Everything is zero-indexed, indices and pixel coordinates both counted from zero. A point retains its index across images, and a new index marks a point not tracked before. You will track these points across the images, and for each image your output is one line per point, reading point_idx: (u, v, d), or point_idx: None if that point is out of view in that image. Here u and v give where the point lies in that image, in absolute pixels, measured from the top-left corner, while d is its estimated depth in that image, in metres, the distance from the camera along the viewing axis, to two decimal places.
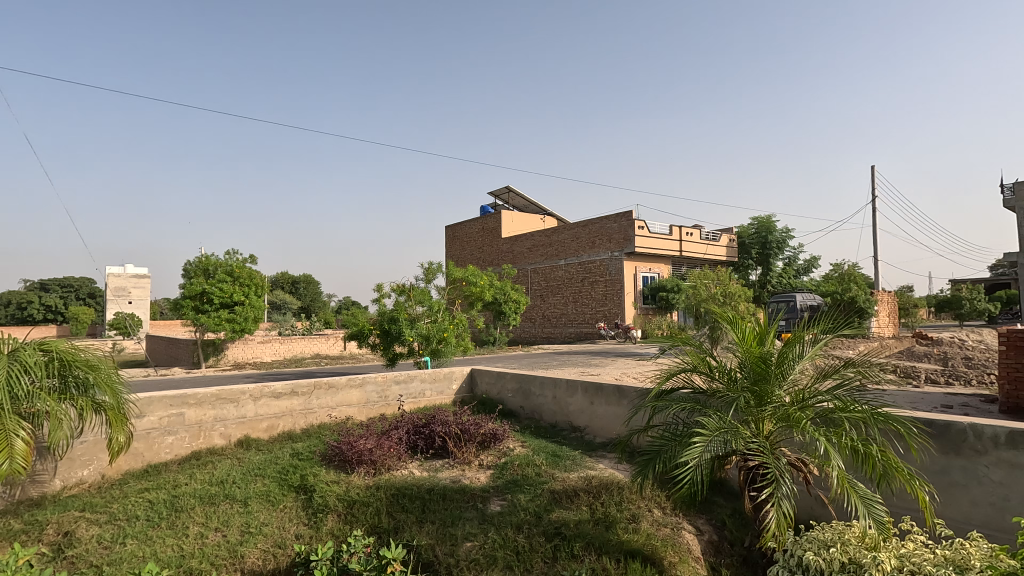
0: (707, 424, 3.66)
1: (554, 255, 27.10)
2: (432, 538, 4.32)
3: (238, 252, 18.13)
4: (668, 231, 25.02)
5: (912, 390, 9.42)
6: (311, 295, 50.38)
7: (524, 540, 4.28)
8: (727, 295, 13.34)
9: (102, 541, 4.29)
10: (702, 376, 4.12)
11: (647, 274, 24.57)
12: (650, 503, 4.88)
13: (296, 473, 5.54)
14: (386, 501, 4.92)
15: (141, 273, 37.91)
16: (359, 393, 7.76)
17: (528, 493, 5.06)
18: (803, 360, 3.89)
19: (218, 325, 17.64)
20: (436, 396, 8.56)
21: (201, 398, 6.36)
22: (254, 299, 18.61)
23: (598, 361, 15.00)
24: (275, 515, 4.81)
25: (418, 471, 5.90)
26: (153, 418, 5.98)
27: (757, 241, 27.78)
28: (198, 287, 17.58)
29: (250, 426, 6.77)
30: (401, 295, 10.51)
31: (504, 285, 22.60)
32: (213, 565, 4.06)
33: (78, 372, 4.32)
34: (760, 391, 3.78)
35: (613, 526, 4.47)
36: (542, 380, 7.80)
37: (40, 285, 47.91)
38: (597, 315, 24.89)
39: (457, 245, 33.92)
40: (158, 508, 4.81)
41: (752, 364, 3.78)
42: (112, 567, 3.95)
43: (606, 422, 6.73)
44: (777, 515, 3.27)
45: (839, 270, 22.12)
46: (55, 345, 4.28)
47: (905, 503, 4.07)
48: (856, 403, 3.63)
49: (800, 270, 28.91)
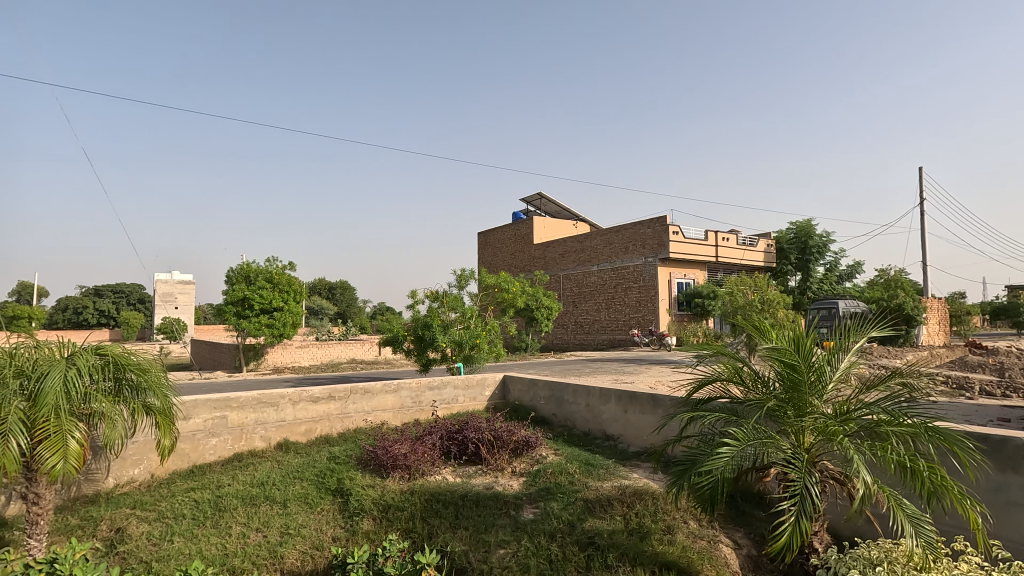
0: (737, 434, 3.58)
1: (586, 260, 27.01)
2: (466, 544, 4.35)
3: (278, 258, 18.79)
4: (703, 236, 24.60)
5: (964, 402, 8.97)
6: (347, 301, 51.96)
7: (558, 549, 4.25)
8: (765, 301, 13.01)
9: (151, 538, 4.47)
10: (738, 386, 4.03)
11: (681, 280, 24.17)
12: (685, 514, 4.78)
13: (333, 477, 5.67)
14: (420, 506, 4.98)
15: (186, 280, 39.31)
16: (394, 398, 7.87)
17: (562, 502, 5.05)
18: (844, 369, 3.79)
19: (258, 330, 18.27)
20: (468, 403, 8.59)
21: (243, 401, 6.57)
22: (292, 305, 19.20)
23: (632, 368, 14.85)
24: (312, 517, 4.93)
25: (451, 477, 5.96)
26: (198, 420, 6.22)
27: (796, 245, 26.96)
28: (240, 293, 18.26)
29: (289, 429, 6.96)
30: (435, 302, 10.64)
31: (537, 291, 22.64)
32: (254, 564, 4.17)
33: (131, 375, 4.48)
34: (796, 402, 3.66)
35: (647, 537, 4.41)
36: (575, 388, 7.77)
37: (94, 291, 50.47)
38: (631, 322, 24.61)
39: (488, 251, 34.14)
40: (203, 508, 5.00)
41: (788, 373, 3.67)
42: (160, 563, 4.10)
43: (640, 431, 6.66)
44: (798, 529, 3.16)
45: (884, 277, 21.29)
46: (110, 348, 4.42)
47: (957, 522, 3.90)
48: (905, 416, 3.46)
49: (843, 276, 27.93)
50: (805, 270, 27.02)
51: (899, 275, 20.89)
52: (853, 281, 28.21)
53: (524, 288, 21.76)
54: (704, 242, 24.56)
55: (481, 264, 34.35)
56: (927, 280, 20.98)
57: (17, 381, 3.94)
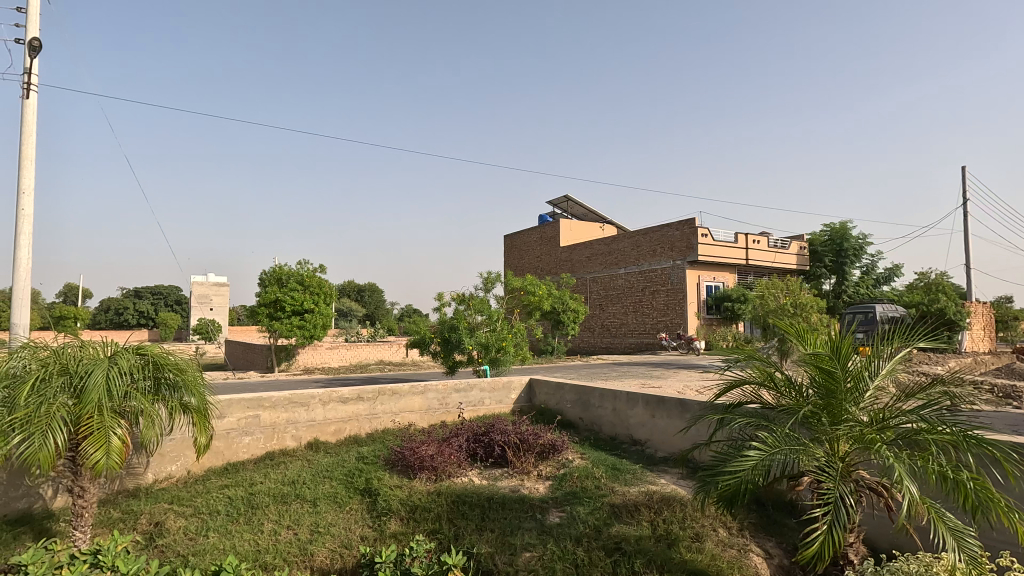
0: (767, 439, 3.50)
1: (613, 263, 26.82)
2: (491, 546, 4.36)
3: (309, 261, 19.20)
4: (732, 238, 24.18)
5: (1010, 412, 8.58)
6: (376, 303, 52.74)
7: (584, 554, 4.23)
8: (797, 305, 12.69)
9: (188, 533, 4.62)
10: (770, 391, 3.96)
11: (711, 282, 23.75)
12: (714, 522, 4.70)
13: (362, 477, 5.76)
14: (447, 508, 5.02)
15: (221, 282, 40.38)
16: (420, 400, 7.95)
17: (588, 506, 5.02)
18: (883, 376, 3.68)
19: (290, 331, 18.71)
20: (494, 405, 8.61)
21: (275, 401, 6.73)
22: (322, 306, 19.58)
23: (659, 373, 14.67)
24: (341, 516, 5.01)
25: (477, 478, 5.98)
26: (232, 419, 6.40)
27: (830, 248, 26.24)
28: (272, 296, 18.72)
29: (319, 429, 7.09)
30: (461, 304, 10.71)
31: (563, 294, 22.56)
32: (285, 561, 4.25)
33: (169, 374, 4.62)
34: (831, 409, 3.55)
35: (675, 544, 4.35)
36: (601, 391, 7.72)
37: (134, 292, 52.35)
38: (658, 325, 24.32)
39: (515, 254, 34.22)
40: (237, 504, 5.14)
41: (822, 379, 3.58)
42: (196, 556, 4.22)
43: (668, 436, 6.57)
44: (828, 536, 3.08)
45: (924, 280, 20.56)
46: (150, 349, 4.58)
47: (1004, 537, 3.74)
48: (945, 424, 3.33)
49: (880, 279, 27.06)
50: (840, 273, 26.25)
51: (941, 278, 20.12)
52: (891, 284, 27.31)
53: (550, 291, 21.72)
54: (734, 245, 24.14)
55: (507, 267, 34.45)
56: (971, 284, 20.14)
57: (63, 378, 4.12)
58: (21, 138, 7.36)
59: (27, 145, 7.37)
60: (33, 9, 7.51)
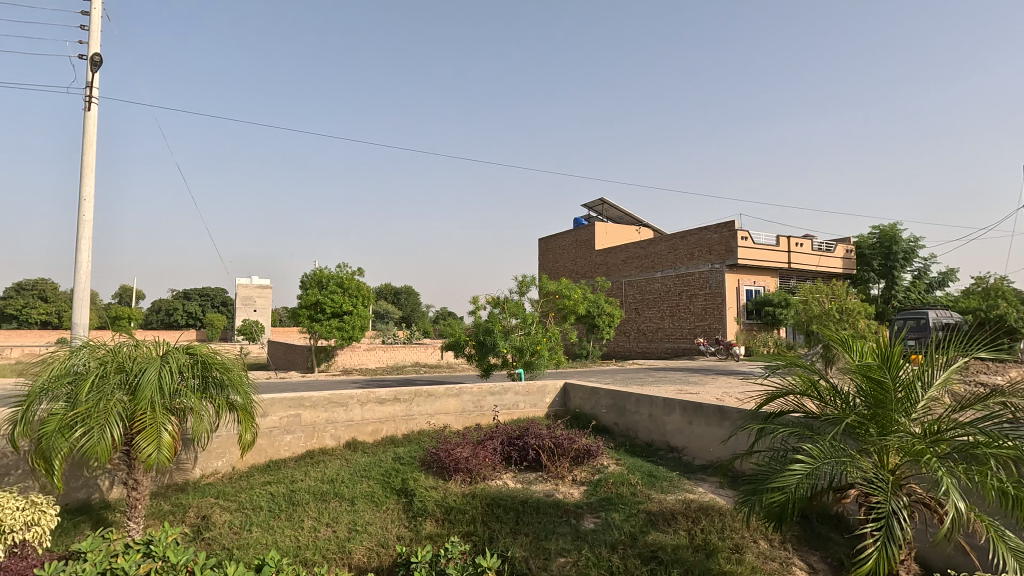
0: (812, 451, 3.39)
1: (650, 267, 26.45)
2: (526, 550, 4.35)
3: (348, 264, 19.65)
4: (774, 241, 23.51)
5: None
6: (411, 305, 53.53)
7: (619, 561, 4.19)
8: (843, 311, 12.24)
9: (232, 527, 4.78)
10: (813, 401, 3.83)
11: (751, 286, 23.13)
12: (754, 533, 4.58)
13: (398, 477, 5.85)
14: (482, 510, 5.05)
15: (264, 284, 41.73)
16: (455, 402, 8.03)
17: (623, 513, 4.97)
18: (938, 386, 3.50)
19: (330, 333, 19.18)
20: (529, 409, 8.60)
21: (315, 401, 6.90)
22: (361, 309, 19.99)
23: (697, 379, 14.38)
24: (378, 515, 5.10)
25: (511, 482, 5.99)
26: (275, 417, 6.61)
27: (879, 251, 25.20)
28: (313, 298, 19.24)
29: (357, 429, 7.23)
30: (496, 308, 10.76)
31: (598, 298, 22.39)
32: (325, 557, 4.35)
33: (216, 373, 4.80)
34: (879, 419, 3.43)
35: (714, 554, 4.25)
36: (637, 397, 7.62)
37: (184, 294, 54.61)
38: (696, 330, 23.83)
39: (550, 257, 34.17)
40: (278, 501, 5.30)
41: (871, 390, 3.44)
42: (241, 550, 4.38)
43: (706, 443, 6.44)
44: (882, 554, 2.94)
45: (982, 286, 19.52)
46: (199, 348, 4.76)
47: None
48: (1006, 438, 3.14)
49: (933, 284, 25.84)
50: (889, 278, 25.19)
51: (1000, 283, 19.06)
52: (945, 289, 26.02)
53: (585, 294, 21.57)
54: (775, 248, 23.47)
55: (542, 270, 34.43)
56: None
57: (119, 376, 4.34)
58: (83, 148, 7.79)
59: (89, 154, 7.80)
60: (95, 27, 7.96)
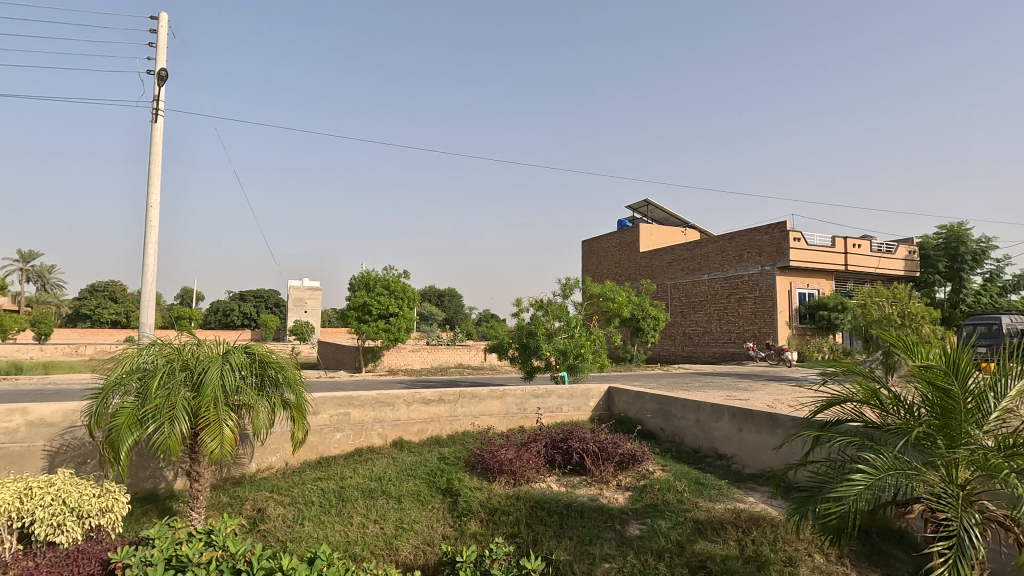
0: (874, 462, 3.24)
1: (696, 269, 25.86)
2: (570, 554, 4.34)
3: (394, 267, 20.10)
4: (829, 242, 22.54)
5: None
6: (455, 307, 54.33)
7: (665, 569, 4.12)
8: (906, 315, 11.61)
9: (286, 520, 4.97)
10: (874, 409, 3.65)
11: (804, 289, 22.26)
12: (809, 546, 4.41)
13: (443, 477, 5.94)
14: (526, 512, 5.07)
15: (315, 286, 43.19)
16: (499, 404, 8.08)
17: (670, 520, 4.87)
18: (1013, 397, 3.27)
19: (376, 334, 19.65)
20: (573, 412, 8.57)
21: (363, 400, 7.08)
22: (406, 310, 20.39)
23: (746, 384, 13.96)
24: (424, 514, 5.19)
25: (555, 485, 5.99)
26: (325, 415, 6.82)
27: (945, 252, 23.76)
28: (361, 300, 19.79)
29: (403, 429, 7.38)
30: (539, 310, 10.75)
31: (643, 301, 22.05)
32: (373, 553, 4.47)
33: (272, 372, 5.01)
34: (948, 431, 3.23)
35: (765, 566, 4.11)
36: (684, 402, 7.46)
37: (240, 295, 57.12)
38: (745, 334, 23.11)
39: (593, 259, 33.91)
40: (329, 496, 5.47)
41: (937, 398, 3.26)
42: (294, 542, 4.55)
43: (756, 451, 6.24)
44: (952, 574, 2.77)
45: None
46: (257, 348, 4.99)
47: None
48: None
49: (1006, 287, 24.15)
50: (956, 280, 23.71)
51: None
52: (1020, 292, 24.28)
53: (629, 297, 21.28)
54: (831, 249, 22.50)
55: (586, 273, 34.21)
56: None
57: (184, 373, 4.59)
58: (150, 158, 8.30)
59: (155, 164, 8.29)
60: (162, 44, 8.46)
